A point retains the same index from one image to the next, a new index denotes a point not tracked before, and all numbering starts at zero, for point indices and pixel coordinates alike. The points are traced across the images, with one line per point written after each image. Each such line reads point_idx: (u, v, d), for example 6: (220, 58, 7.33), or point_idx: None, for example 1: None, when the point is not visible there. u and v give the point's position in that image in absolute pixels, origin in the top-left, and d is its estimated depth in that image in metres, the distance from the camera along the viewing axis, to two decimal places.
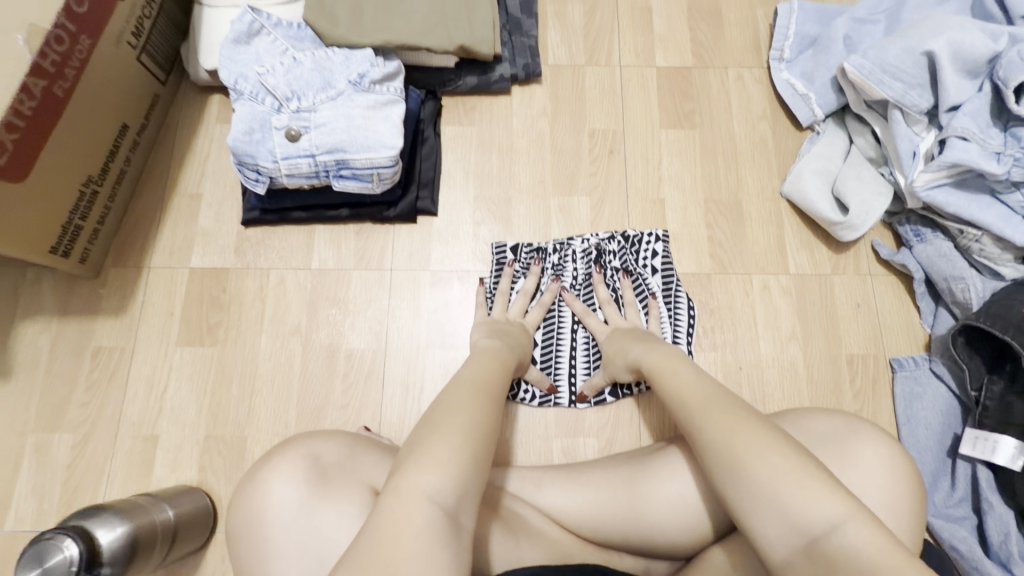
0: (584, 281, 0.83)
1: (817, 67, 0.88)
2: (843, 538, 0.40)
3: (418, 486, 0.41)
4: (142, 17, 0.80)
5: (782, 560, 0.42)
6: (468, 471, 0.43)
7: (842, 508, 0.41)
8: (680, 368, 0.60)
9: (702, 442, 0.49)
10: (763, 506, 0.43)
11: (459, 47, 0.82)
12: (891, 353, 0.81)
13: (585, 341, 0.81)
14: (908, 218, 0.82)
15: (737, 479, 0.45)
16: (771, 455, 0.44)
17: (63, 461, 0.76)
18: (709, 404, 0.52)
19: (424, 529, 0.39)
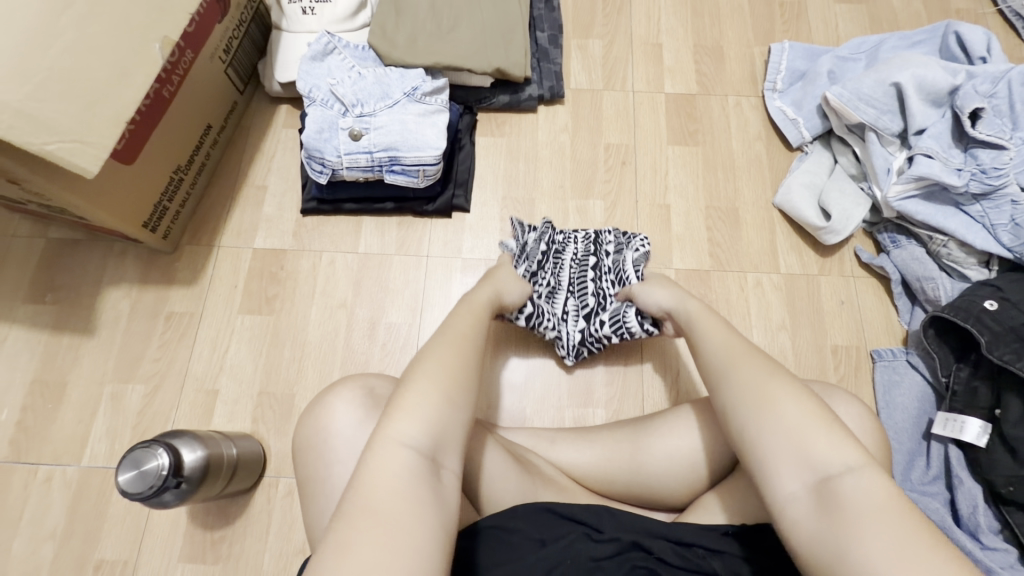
0: (582, 257, 0.88)
1: (805, 96, 1.01)
2: (855, 480, 0.46)
3: (396, 434, 0.48)
4: (231, 38, 0.96)
5: (790, 493, 0.47)
6: (440, 416, 0.50)
7: (858, 455, 0.47)
8: (712, 322, 0.64)
9: (733, 381, 0.55)
10: (787, 445, 0.49)
11: (496, 69, 0.96)
12: (871, 345, 0.90)
13: (576, 307, 0.86)
14: (885, 227, 0.93)
15: (765, 417, 0.51)
16: (803, 405, 0.50)
17: (135, 408, 0.87)
18: (739, 356, 0.57)
19: (406, 469, 0.46)
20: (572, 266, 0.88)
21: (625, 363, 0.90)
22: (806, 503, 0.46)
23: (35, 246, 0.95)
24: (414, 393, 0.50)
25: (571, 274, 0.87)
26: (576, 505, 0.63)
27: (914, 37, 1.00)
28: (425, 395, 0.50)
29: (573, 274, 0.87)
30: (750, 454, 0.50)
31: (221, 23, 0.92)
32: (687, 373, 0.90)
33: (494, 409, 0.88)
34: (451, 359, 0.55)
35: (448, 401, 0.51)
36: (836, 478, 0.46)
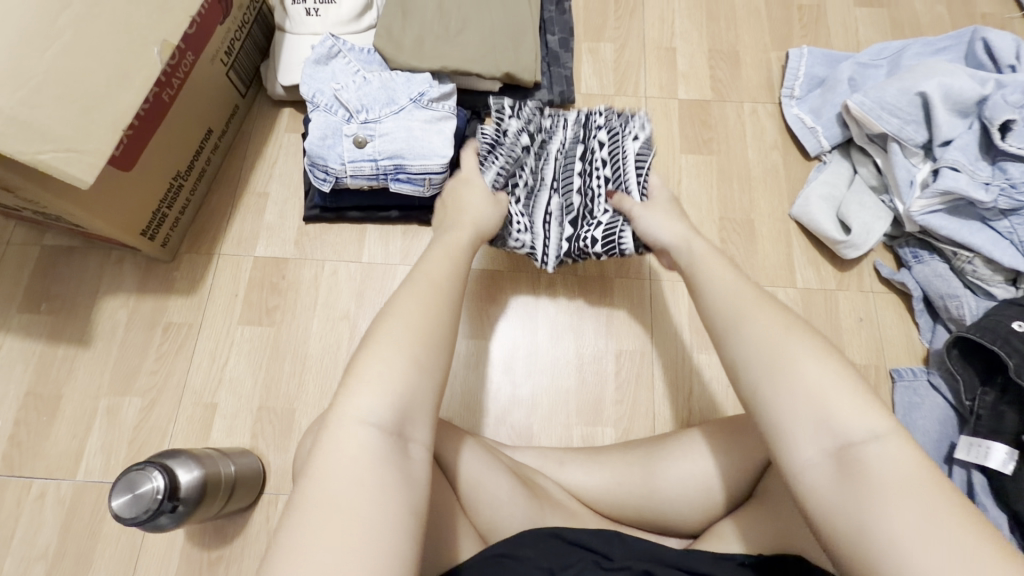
0: (570, 145, 0.91)
1: (825, 104, 0.97)
2: (881, 447, 0.44)
3: (355, 412, 0.47)
4: (233, 40, 0.93)
5: (807, 459, 0.45)
6: (404, 386, 0.49)
7: (885, 423, 0.45)
8: (720, 266, 0.62)
9: (749, 336, 0.52)
10: (808, 408, 0.46)
11: (505, 74, 0.93)
12: (891, 364, 0.88)
13: (561, 206, 0.88)
14: (907, 241, 0.90)
15: (782, 377, 0.48)
16: (825, 363, 0.48)
17: (131, 423, 0.85)
18: (750, 307, 0.54)
19: (366, 449, 0.46)
20: (558, 158, 0.91)
21: (635, 381, 0.87)
22: (825, 469, 0.44)
23: (30, 254, 0.93)
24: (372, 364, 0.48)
25: (556, 169, 0.90)
26: (587, 533, 0.61)
27: (938, 43, 0.97)
28: (389, 369, 0.49)
29: (559, 168, 0.90)
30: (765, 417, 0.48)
31: (223, 24, 0.90)
32: (700, 391, 0.87)
33: (500, 426, 0.85)
34: (408, 321, 0.53)
35: (416, 365, 0.50)
36: (859, 446, 0.44)
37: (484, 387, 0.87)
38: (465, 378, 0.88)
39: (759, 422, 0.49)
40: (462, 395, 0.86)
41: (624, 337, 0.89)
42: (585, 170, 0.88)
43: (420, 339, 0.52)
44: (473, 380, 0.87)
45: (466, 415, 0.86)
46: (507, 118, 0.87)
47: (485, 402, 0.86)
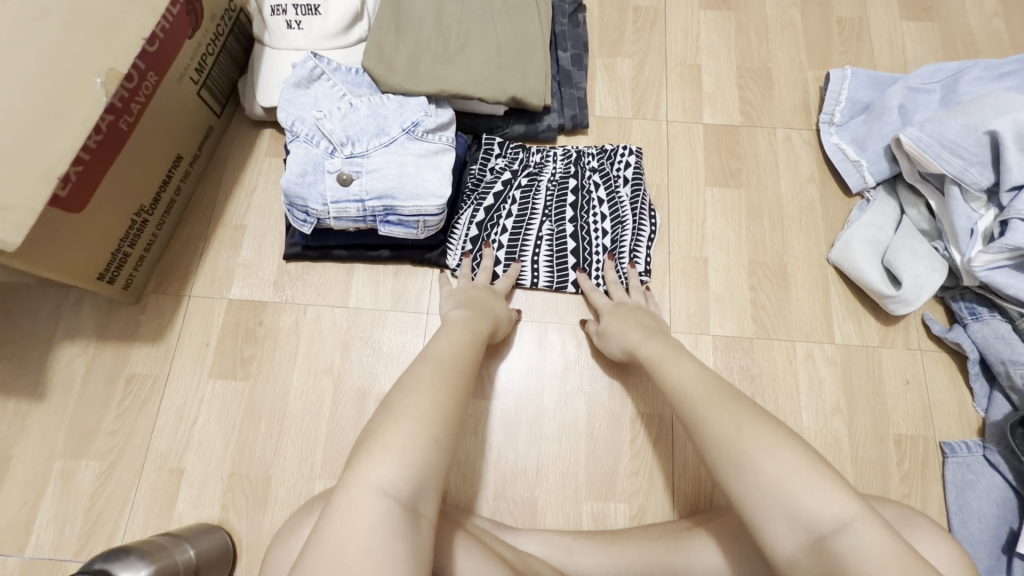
0: (561, 179, 0.87)
1: (869, 134, 0.87)
2: (853, 535, 0.42)
3: (374, 479, 0.44)
4: (205, 55, 0.83)
5: (788, 554, 0.44)
6: (422, 459, 0.46)
7: (852, 507, 0.43)
8: (679, 360, 0.63)
9: (707, 434, 0.52)
10: (773, 502, 0.45)
11: (511, 98, 0.82)
12: (941, 436, 0.78)
13: (550, 235, 0.85)
14: (962, 294, 0.80)
15: (745, 472, 0.47)
16: (779, 451, 0.47)
17: (87, 490, 0.75)
18: (710, 395, 0.55)
19: (381, 520, 0.43)
20: (549, 188, 0.86)
21: (653, 450, 0.78)
22: (805, 563, 0.43)
23: None
24: (398, 431, 0.47)
25: (548, 197, 0.86)
26: None
27: (1001, 67, 0.85)
28: (410, 440, 0.47)
29: (551, 197, 0.86)
30: (741, 511, 0.48)
31: (193, 37, 0.79)
32: None
33: (501, 500, 0.76)
34: (428, 396, 0.51)
35: (433, 445, 0.48)
36: (832, 536, 0.43)
37: (484, 454, 0.77)
38: (462, 444, 0.78)
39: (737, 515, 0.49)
40: (458, 464, 0.77)
41: (639, 398, 0.80)
42: (579, 199, 0.86)
43: (430, 421, 0.49)
44: (472, 446, 0.78)
45: (462, 487, 0.76)
46: (495, 155, 0.88)
47: (485, 471, 0.77)
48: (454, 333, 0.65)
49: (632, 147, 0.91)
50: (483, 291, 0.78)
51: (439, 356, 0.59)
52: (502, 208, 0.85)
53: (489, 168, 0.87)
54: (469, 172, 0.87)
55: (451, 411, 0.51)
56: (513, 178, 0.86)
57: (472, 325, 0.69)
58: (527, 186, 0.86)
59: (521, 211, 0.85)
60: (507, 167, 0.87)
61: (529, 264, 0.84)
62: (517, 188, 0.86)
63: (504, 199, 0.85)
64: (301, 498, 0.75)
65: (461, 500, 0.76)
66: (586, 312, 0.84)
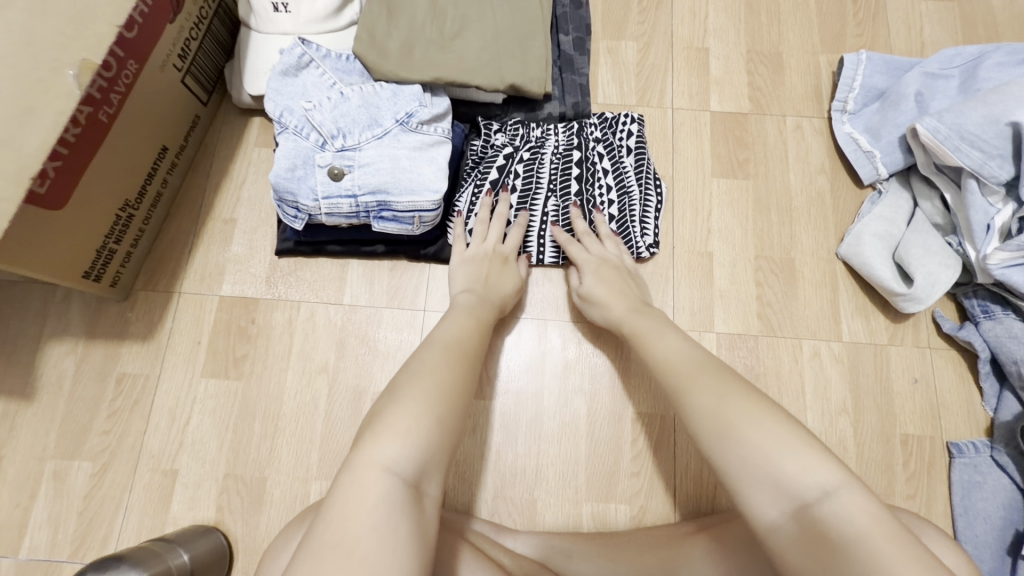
0: (565, 151, 0.85)
1: (883, 124, 0.83)
2: (836, 503, 0.43)
3: (380, 458, 0.45)
4: (188, 40, 0.78)
5: (770, 522, 0.45)
6: (429, 441, 0.48)
7: (835, 474, 0.45)
8: (661, 332, 0.65)
9: (691, 406, 0.54)
10: (755, 471, 0.46)
11: (509, 86, 0.79)
12: (949, 436, 0.76)
13: (556, 210, 0.83)
14: (975, 291, 0.78)
15: (729, 443, 0.49)
16: (762, 421, 0.48)
17: (81, 491, 0.74)
18: (694, 370, 0.57)
19: (383, 499, 0.44)
20: (554, 162, 0.84)
21: (655, 450, 0.76)
22: (789, 532, 0.44)
23: None
24: (403, 414, 0.48)
25: (553, 171, 0.84)
26: None
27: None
28: (414, 421, 0.48)
29: (555, 172, 0.84)
30: (725, 479, 0.49)
31: (175, 21, 0.75)
32: None
33: (500, 501, 0.75)
34: (423, 386, 0.52)
35: (438, 425, 0.49)
36: (816, 504, 0.44)
37: (483, 454, 0.76)
38: (460, 444, 0.77)
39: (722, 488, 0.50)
40: (457, 465, 0.76)
41: (641, 398, 0.78)
42: (583, 172, 0.84)
43: (435, 401, 0.50)
44: (470, 446, 0.77)
45: (460, 487, 0.75)
46: (494, 132, 0.85)
47: (485, 472, 0.76)
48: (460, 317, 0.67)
49: (634, 114, 0.88)
50: (496, 260, 0.77)
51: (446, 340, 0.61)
52: (507, 183, 0.82)
53: (490, 146, 0.84)
54: (470, 148, 0.84)
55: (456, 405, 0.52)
56: (515, 153, 0.84)
57: (479, 310, 0.69)
58: (531, 160, 0.84)
59: (525, 187, 0.83)
60: (508, 143, 0.84)
61: (535, 242, 0.82)
62: (519, 162, 0.84)
63: (507, 175, 0.83)
64: (298, 500, 0.74)
65: (459, 502, 0.75)
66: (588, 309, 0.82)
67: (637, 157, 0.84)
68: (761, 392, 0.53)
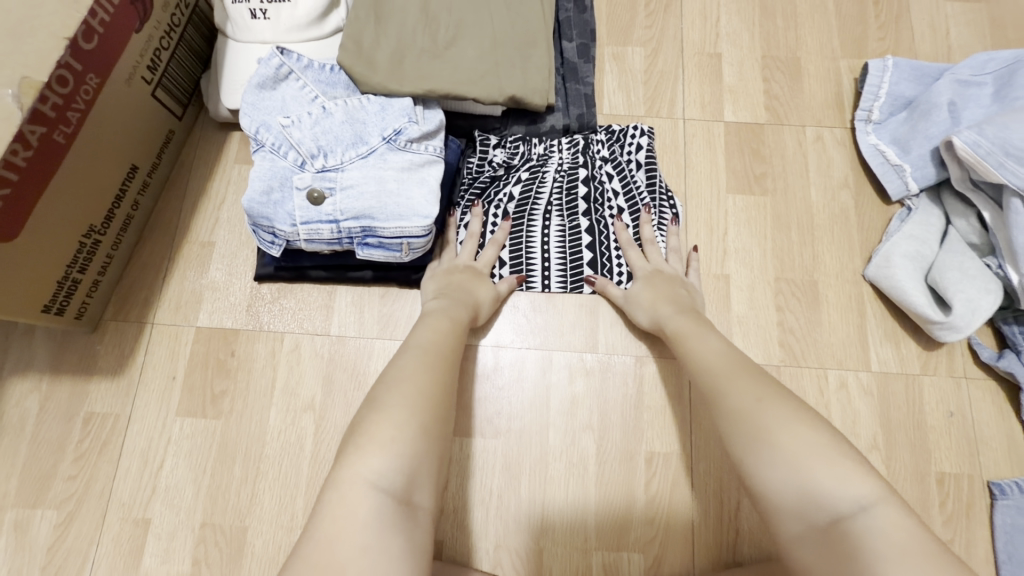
0: (569, 169, 0.79)
1: (913, 135, 0.77)
2: (869, 518, 0.43)
3: (365, 472, 0.45)
4: (158, 49, 0.72)
5: (795, 533, 0.46)
6: (416, 455, 0.48)
7: (870, 489, 0.45)
8: (700, 334, 0.63)
9: (724, 407, 0.53)
10: (789, 482, 0.46)
11: (509, 98, 0.72)
12: (990, 475, 0.70)
13: (559, 232, 0.76)
14: (1016, 317, 0.72)
15: (763, 450, 0.48)
16: (801, 429, 0.48)
17: (43, 544, 0.68)
18: (734, 371, 0.56)
19: (372, 516, 0.44)
20: (557, 181, 0.78)
21: (670, 492, 0.70)
22: (813, 542, 0.45)
23: None
24: (386, 424, 0.48)
25: (555, 190, 0.78)
26: None
27: None
28: (399, 430, 0.47)
29: (558, 191, 0.78)
30: (755, 485, 0.49)
31: (142, 30, 0.69)
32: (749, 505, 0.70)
33: (503, 550, 0.69)
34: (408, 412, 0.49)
35: (423, 432, 0.49)
36: (849, 518, 0.44)
37: (483, 497, 0.70)
38: (458, 488, 0.71)
39: (748, 492, 0.50)
40: (455, 510, 0.70)
41: (655, 435, 0.72)
42: (591, 191, 0.77)
43: (417, 410, 0.50)
44: (469, 490, 0.70)
45: (459, 535, 0.69)
46: (492, 147, 0.79)
47: (486, 517, 0.70)
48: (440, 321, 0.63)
49: (642, 127, 0.82)
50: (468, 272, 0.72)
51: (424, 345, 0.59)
52: (498, 205, 0.77)
53: (486, 165, 0.79)
54: (466, 166, 0.79)
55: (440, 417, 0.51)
56: (513, 173, 0.78)
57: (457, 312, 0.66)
58: (531, 180, 0.78)
59: (521, 207, 0.77)
60: (505, 162, 0.79)
61: (540, 267, 0.76)
62: (517, 183, 0.78)
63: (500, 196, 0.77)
64: (281, 551, 0.68)
65: (458, 550, 0.69)
66: (595, 337, 0.76)
67: (649, 174, 0.78)
68: (800, 400, 0.52)
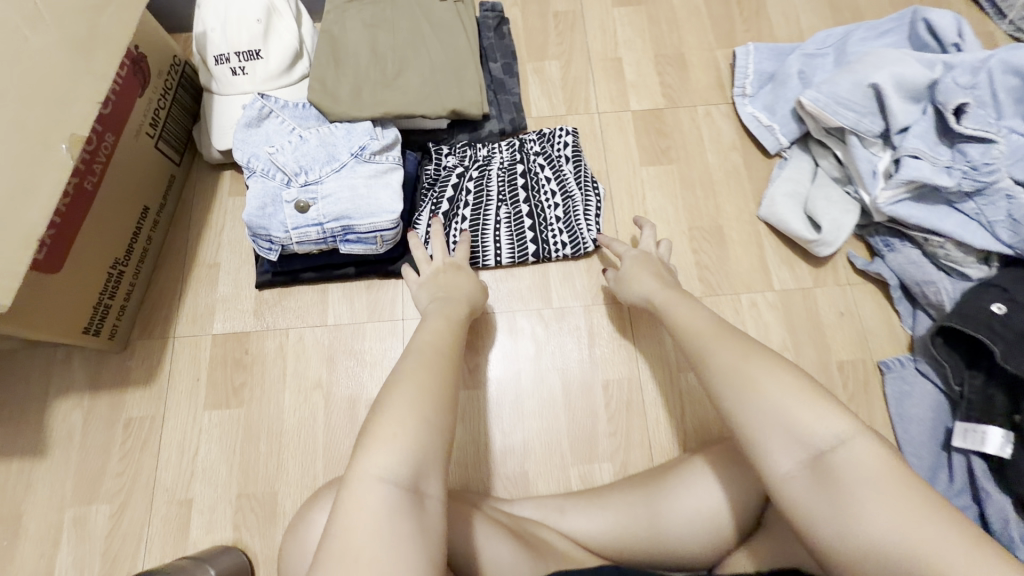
0: (509, 165, 0.95)
1: (777, 100, 0.97)
2: (848, 450, 0.45)
3: (372, 469, 0.47)
4: (158, 109, 0.88)
5: (785, 472, 0.47)
6: (418, 442, 0.49)
7: (847, 424, 0.46)
8: (687, 304, 0.67)
9: (713, 366, 0.54)
10: (771, 422, 0.48)
11: (451, 112, 0.89)
12: (878, 357, 0.86)
13: (509, 217, 0.92)
14: (877, 230, 0.89)
15: (748, 396, 0.49)
16: (780, 374, 0.49)
17: (101, 533, 0.79)
18: (715, 335, 0.57)
19: (383, 507, 0.46)
20: (501, 176, 0.94)
21: (626, 411, 0.85)
22: (802, 478, 0.46)
23: None
24: (387, 421, 0.50)
25: (500, 183, 0.94)
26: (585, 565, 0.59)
27: (881, 26, 0.96)
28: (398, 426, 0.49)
29: (503, 184, 0.94)
30: (742, 437, 0.49)
31: (144, 95, 0.85)
32: (693, 411, 0.85)
33: (495, 478, 0.82)
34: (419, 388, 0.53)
35: (423, 423, 0.50)
36: (829, 452, 0.45)
37: (474, 437, 0.84)
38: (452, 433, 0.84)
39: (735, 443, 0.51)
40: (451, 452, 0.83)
41: (609, 365, 0.87)
42: (528, 181, 0.94)
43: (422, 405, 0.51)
44: (461, 434, 0.84)
45: (457, 472, 0.82)
46: (445, 155, 0.96)
47: (479, 455, 0.83)
48: (434, 322, 0.66)
49: (568, 127, 0.99)
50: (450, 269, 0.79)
51: (421, 347, 0.60)
52: (459, 200, 0.93)
53: (442, 169, 0.95)
54: (424, 172, 0.94)
55: (436, 398, 0.53)
56: (465, 173, 0.94)
57: (448, 313, 0.70)
58: (480, 177, 0.94)
59: (477, 200, 0.93)
60: (458, 164, 0.95)
61: (492, 246, 0.91)
62: (469, 181, 0.94)
63: (459, 192, 0.93)
64: None
65: (459, 484, 0.81)
66: (549, 296, 0.91)
67: (576, 163, 0.96)
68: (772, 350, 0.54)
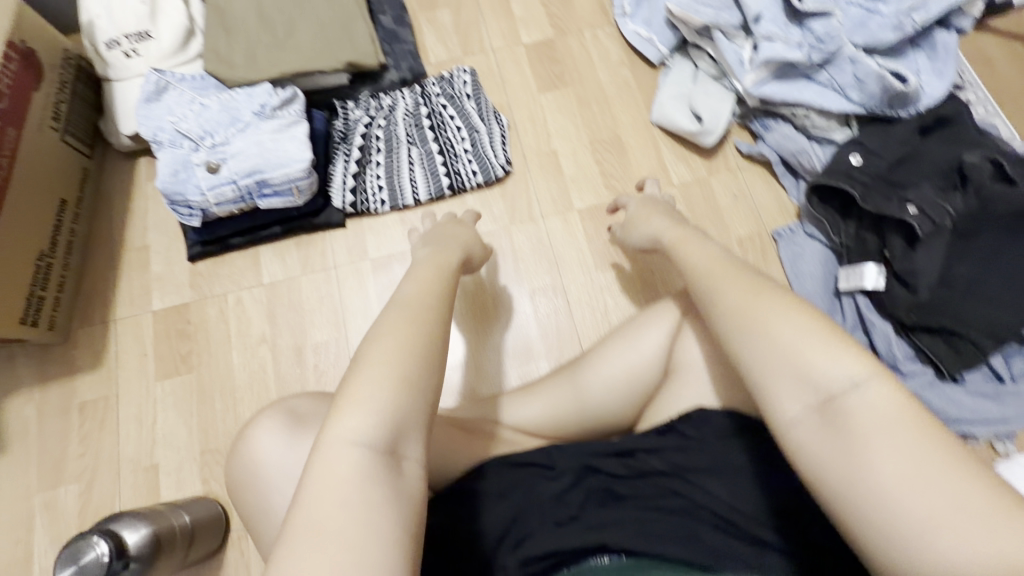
0: (415, 109, 1.00)
1: (653, 14, 1.03)
2: (862, 394, 0.39)
3: (344, 431, 0.38)
4: (58, 102, 0.89)
5: (790, 417, 0.41)
6: (398, 405, 0.40)
7: (864, 365, 0.40)
8: (699, 240, 0.57)
9: (719, 309, 0.47)
10: (778, 364, 0.42)
11: (346, 64, 0.94)
12: (772, 228, 0.95)
13: (421, 156, 0.97)
14: (755, 115, 0.98)
15: (750, 334, 0.44)
16: (789, 313, 0.43)
17: (73, 510, 0.82)
18: (723, 273, 0.50)
19: (355, 473, 0.37)
20: (407, 119, 0.99)
21: (555, 313, 0.92)
22: (809, 424, 0.40)
23: None
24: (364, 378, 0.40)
25: (408, 127, 0.99)
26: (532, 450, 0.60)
27: None
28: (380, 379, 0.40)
29: (410, 126, 0.99)
30: (748, 379, 0.44)
31: (40, 89, 0.86)
32: (614, 304, 0.92)
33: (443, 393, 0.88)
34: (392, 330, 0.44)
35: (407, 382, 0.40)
36: (841, 396, 0.39)
37: None
38: None
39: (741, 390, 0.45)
40: None
41: (533, 276, 0.94)
42: (435, 121, 0.99)
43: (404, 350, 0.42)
44: None
45: None
46: (352, 109, 1.00)
47: None
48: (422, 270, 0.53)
49: (466, 67, 1.04)
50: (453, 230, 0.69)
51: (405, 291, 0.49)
52: (371, 148, 0.97)
53: (350, 122, 0.99)
54: (334, 128, 0.98)
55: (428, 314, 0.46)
56: (373, 122, 0.99)
57: (440, 258, 0.57)
58: (388, 123, 0.99)
59: (388, 145, 0.98)
60: (365, 115, 0.99)
61: (409, 185, 0.96)
62: (378, 129, 0.98)
63: (370, 141, 0.97)
64: None
65: None
66: None
67: (477, 97, 1.01)
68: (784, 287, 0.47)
